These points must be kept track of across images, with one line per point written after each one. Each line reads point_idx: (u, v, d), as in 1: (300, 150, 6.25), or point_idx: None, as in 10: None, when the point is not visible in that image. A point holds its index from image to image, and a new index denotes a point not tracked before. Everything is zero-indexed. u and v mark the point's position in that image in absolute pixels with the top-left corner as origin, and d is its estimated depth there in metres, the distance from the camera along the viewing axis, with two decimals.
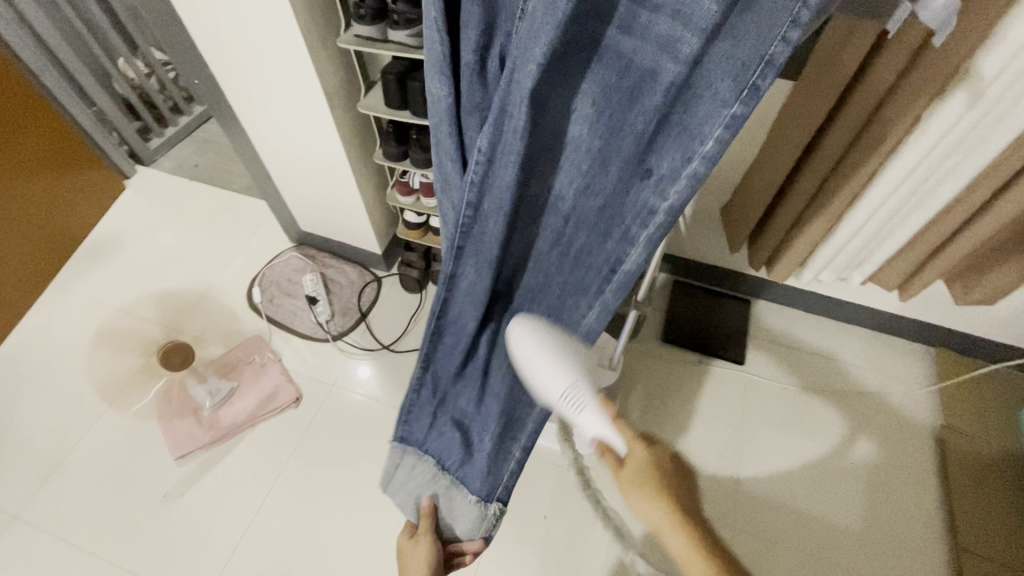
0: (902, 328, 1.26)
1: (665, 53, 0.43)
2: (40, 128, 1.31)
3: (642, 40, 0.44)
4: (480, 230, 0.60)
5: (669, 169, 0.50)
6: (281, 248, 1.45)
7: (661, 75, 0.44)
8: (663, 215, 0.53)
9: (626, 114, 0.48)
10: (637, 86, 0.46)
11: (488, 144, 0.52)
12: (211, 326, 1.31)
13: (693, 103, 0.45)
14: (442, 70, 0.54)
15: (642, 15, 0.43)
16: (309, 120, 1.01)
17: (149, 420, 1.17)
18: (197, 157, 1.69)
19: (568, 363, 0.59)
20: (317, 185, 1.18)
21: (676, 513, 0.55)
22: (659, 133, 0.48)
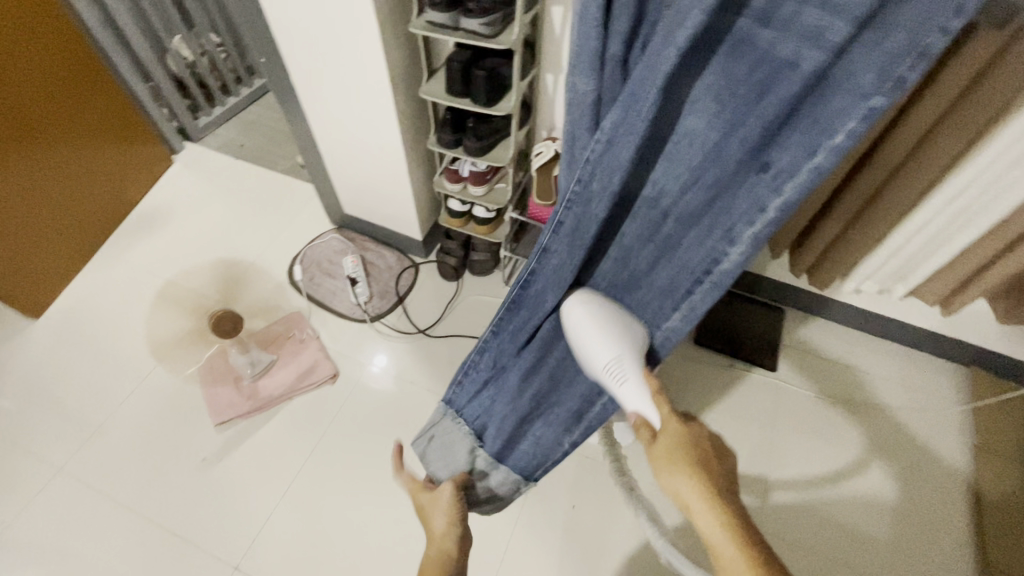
0: (937, 346, 1.25)
1: (807, 45, 0.45)
2: (101, 99, 1.37)
3: (784, 33, 0.45)
4: (584, 211, 0.62)
5: (789, 163, 0.51)
6: (322, 230, 1.48)
7: (801, 66, 0.46)
8: (775, 211, 0.54)
9: (751, 108, 0.50)
10: (770, 77, 0.48)
11: (613, 123, 0.54)
12: (253, 300, 1.34)
13: (826, 95, 0.47)
14: (584, 64, 0.54)
15: (787, 6, 0.44)
16: (369, 102, 1.03)
17: (191, 386, 1.20)
18: (243, 137, 1.72)
19: (614, 337, 0.65)
20: (367, 168, 1.21)
21: (707, 489, 0.54)
22: (786, 125, 0.50)
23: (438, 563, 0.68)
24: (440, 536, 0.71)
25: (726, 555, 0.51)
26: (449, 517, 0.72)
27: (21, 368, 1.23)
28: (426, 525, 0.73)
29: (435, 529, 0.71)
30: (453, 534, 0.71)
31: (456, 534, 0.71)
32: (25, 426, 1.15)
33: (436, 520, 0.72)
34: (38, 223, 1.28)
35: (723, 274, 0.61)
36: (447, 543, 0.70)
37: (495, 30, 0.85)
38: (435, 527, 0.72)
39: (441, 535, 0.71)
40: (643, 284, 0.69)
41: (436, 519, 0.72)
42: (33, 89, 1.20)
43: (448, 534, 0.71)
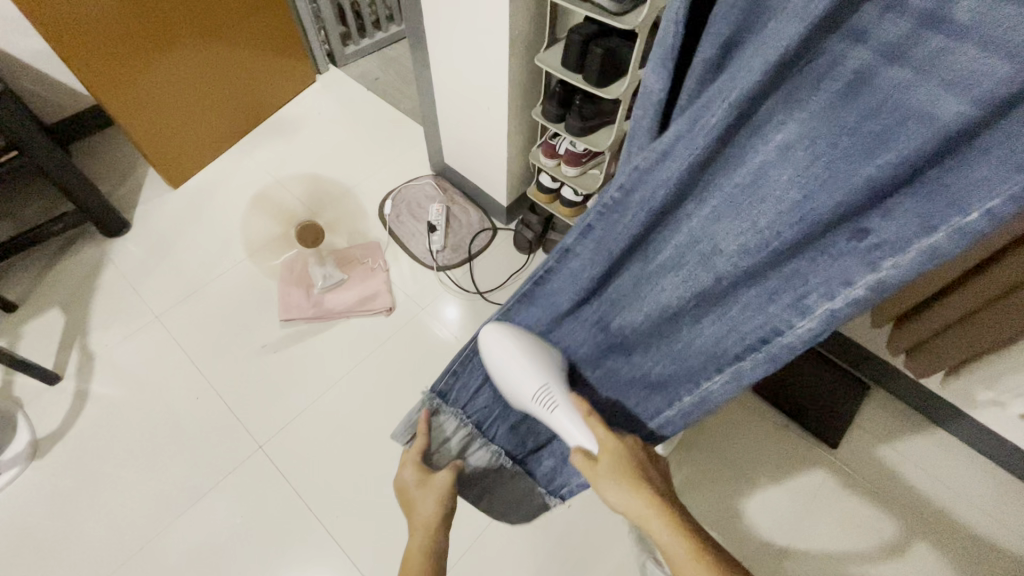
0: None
1: (948, 95, 0.34)
2: (272, 13, 1.55)
3: (921, 77, 0.35)
4: (616, 221, 0.58)
5: (894, 234, 0.41)
6: (421, 173, 1.55)
7: (941, 122, 0.35)
8: (863, 289, 0.45)
9: (855, 165, 0.40)
10: (888, 128, 0.38)
11: (673, 133, 0.48)
12: (343, 221, 1.45)
13: (967, 160, 0.36)
14: (664, 61, 0.48)
15: (930, 43, 0.34)
16: (486, 60, 1.04)
17: (272, 281, 1.34)
18: (379, 72, 1.83)
19: (538, 367, 0.73)
20: (472, 124, 1.24)
21: (655, 496, 0.55)
22: (901, 188, 0.40)
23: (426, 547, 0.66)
24: (425, 523, 0.69)
25: (674, 549, 0.51)
26: (437, 505, 0.71)
27: (152, 226, 1.44)
28: (412, 511, 0.71)
29: (421, 514, 0.70)
30: (440, 523, 0.70)
31: (443, 522, 0.70)
32: (142, 273, 1.35)
33: (424, 508, 0.71)
34: (195, 108, 1.48)
35: (786, 350, 0.54)
36: (434, 528, 0.69)
37: (622, 8, 0.81)
38: (422, 512, 0.70)
39: (427, 519, 0.69)
40: (687, 328, 0.63)
41: (424, 505, 0.72)
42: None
43: (434, 521, 0.69)
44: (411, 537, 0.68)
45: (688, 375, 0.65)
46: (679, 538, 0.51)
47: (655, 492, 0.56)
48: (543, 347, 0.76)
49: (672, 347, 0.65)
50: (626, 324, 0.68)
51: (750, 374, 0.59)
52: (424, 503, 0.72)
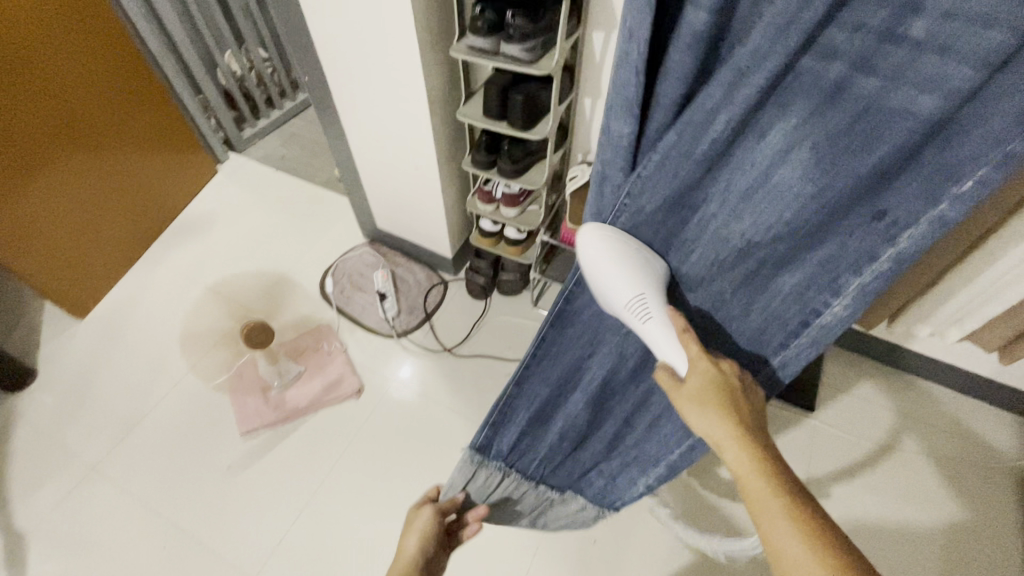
0: (991, 391, 1.17)
1: (925, 90, 0.41)
2: (158, 110, 1.46)
3: (894, 80, 0.42)
4: (634, 242, 0.59)
5: (904, 212, 0.47)
6: (355, 243, 1.50)
7: (922, 113, 0.42)
8: (887, 261, 0.50)
9: (857, 155, 0.47)
10: (879, 122, 0.44)
11: (671, 147, 0.52)
12: (285, 310, 1.37)
13: (951, 141, 0.42)
14: (624, 109, 0.52)
15: (896, 55, 0.41)
16: (407, 122, 1.05)
17: (221, 394, 1.22)
18: (283, 149, 1.78)
19: (635, 271, 0.57)
20: (401, 185, 1.22)
21: (738, 431, 0.52)
22: (900, 170, 0.46)
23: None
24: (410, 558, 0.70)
25: (765, 508, 0.47)
26: (420, 540, 0.72)
27: (64, 365, 1.28)
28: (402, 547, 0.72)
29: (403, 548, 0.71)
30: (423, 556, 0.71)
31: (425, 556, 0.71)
32: (64, 422, 1.19)
33: (411, 545, 0.72)
34: (89, 226, 1.35)
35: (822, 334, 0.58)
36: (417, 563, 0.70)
37: (535, 55, 0.85)
38: (409, 548, 0.71)
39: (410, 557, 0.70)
40: (721, 332, 0.64)
41: (410, 541, 0.72)
42: (91, 98, 1.28)
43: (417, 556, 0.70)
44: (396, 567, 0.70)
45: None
46: (767, 491, 0.48)
47: (740, 419, 0.53)
48: (640, 251, 0.59)
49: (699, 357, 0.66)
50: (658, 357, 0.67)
51: (791, 360, 0.61)
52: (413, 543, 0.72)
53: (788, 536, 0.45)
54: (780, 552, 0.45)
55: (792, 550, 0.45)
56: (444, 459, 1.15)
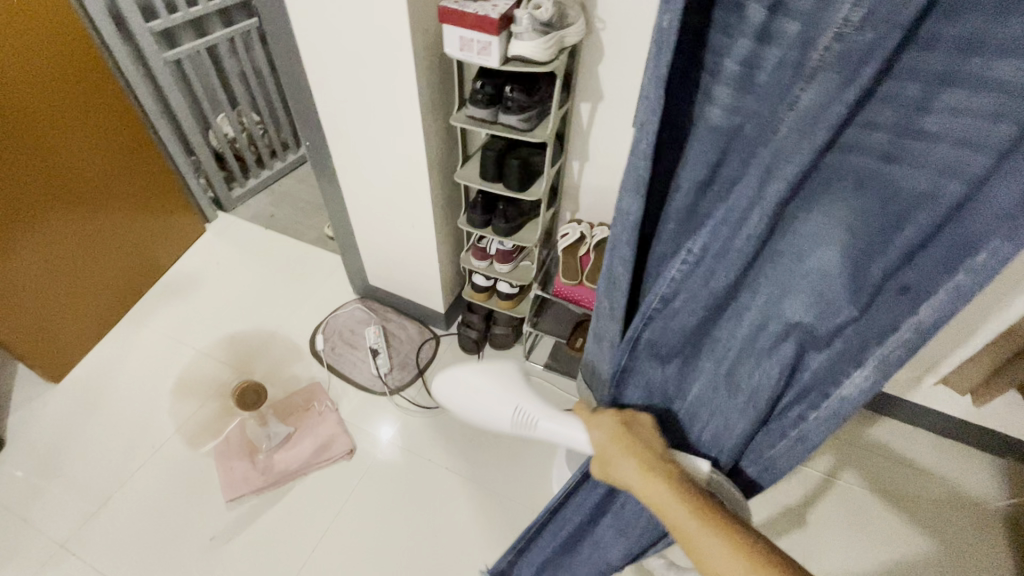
0: (968, 434, 1.21)
1: (943, 177, 0.43)
2: (150, 171, 1.48)
3: (916, 169, 0.45)
4: (670, 314, 0.65)
5: (922, 283, 0.47)
6: (346, 300, 1.50)
7: (938, 198, 0.44)
8: (907, 334, 0.49)
9: (886, 237, 0.48)
10: (905, 208, 0.46)
11: (701, 246, 0.60)
12: (273, 369, 1.34)
13: (964, 222, 0.43)
14: (633, 190, 0.57)
15: (915, 146, 0.45)
16: (406, 184, 1.09)
17: (206, 460, 1.17)
18: (272, 209, 1.80)
19: (498, 397, 0.77)
20: (397, 243, 1.26)
21: (649, 467, 0.60)
22: (923, 247, 0.46)
23: None
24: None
25: (699, 539, 0.53)
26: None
27: (35, 433, 1.22)
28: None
29: None
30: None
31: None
32: (33, 495, 1.12)
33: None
34: (73, 287, 1.32)
35: (848, 414, 0.56)
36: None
37: (530, 124, 0.91)
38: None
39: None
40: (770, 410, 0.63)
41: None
42: (87, 159, 1.29)
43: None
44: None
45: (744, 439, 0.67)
46: (702, 526, 0.53)
47: (648, 455, 0.61)
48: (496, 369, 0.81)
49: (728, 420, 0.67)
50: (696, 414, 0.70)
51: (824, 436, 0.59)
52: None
53: (716, 552, 0.51)
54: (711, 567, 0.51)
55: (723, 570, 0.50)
56: (440, 521, 1.11)
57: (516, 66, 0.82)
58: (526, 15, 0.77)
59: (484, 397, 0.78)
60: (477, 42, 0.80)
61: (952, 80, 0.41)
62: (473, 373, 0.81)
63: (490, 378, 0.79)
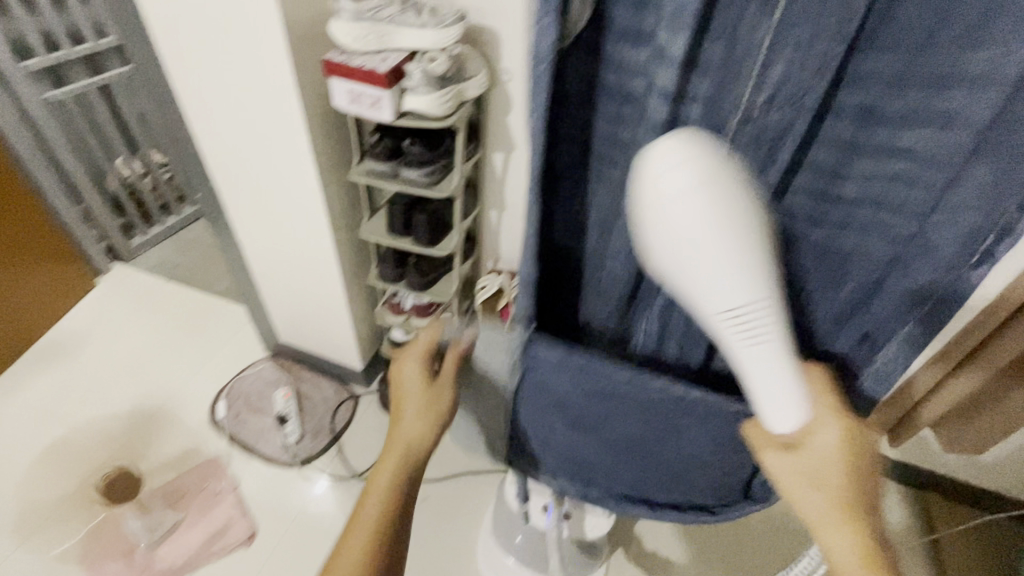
0: (892, 469, 1.21)
1: (904, 199, 0.50)
2: (27, 225, 1.32)
3: (872, 181, 0.52)
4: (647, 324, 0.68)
5: (893, 303, 0.53)
6: (255, 358, 1.37)
7: (899, 217, 0.51)
8: (880, 358, 0.56)
9: (852, 251, 0.55)
10: (869, 222, 0.53)
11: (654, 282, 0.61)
12: (165, 444, 1.20)
13: (928, 257, 0.49)
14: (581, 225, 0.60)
15: (868, 163, 0.51)
16: (309, 239, 1.01)
17: (75, 562, 1.03)
18: (178, 257, 1.65)
19: (744, 253, 0.39)
20: (306, 299, 1.16)
21: (854, 477, 0.44)
22: (888, 267, 0.53)
23: (391, 483, 0.54)
24: (383, 497, 0.54)
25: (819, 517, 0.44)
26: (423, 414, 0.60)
27: None
28: (361, 501, 0.54)
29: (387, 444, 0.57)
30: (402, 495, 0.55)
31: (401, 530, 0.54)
32: None
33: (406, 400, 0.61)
34: None
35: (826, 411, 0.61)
36: (395, 497, 0.54)
37: (435, 179, 0.86)
38: (401, 425, 0.59)
39: (407, 443, 0.57)
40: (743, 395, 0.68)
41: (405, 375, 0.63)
42: None
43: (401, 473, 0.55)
44: (335, 560, 0.51)
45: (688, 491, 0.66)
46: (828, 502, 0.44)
47: (861, 464, 0.45)
48: (752, 193, 0.40)
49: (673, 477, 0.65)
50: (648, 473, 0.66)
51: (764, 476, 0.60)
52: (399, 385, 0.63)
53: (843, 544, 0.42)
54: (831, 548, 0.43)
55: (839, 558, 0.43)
56: None
57: (411, 120, 0.78)
58: (418, 68, 0.73)
59: (698, 249, 0.38)
60: (368, 96, 0.74)
61: (908, 97, 0.47)
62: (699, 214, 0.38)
63: (725, 199, 0.37)
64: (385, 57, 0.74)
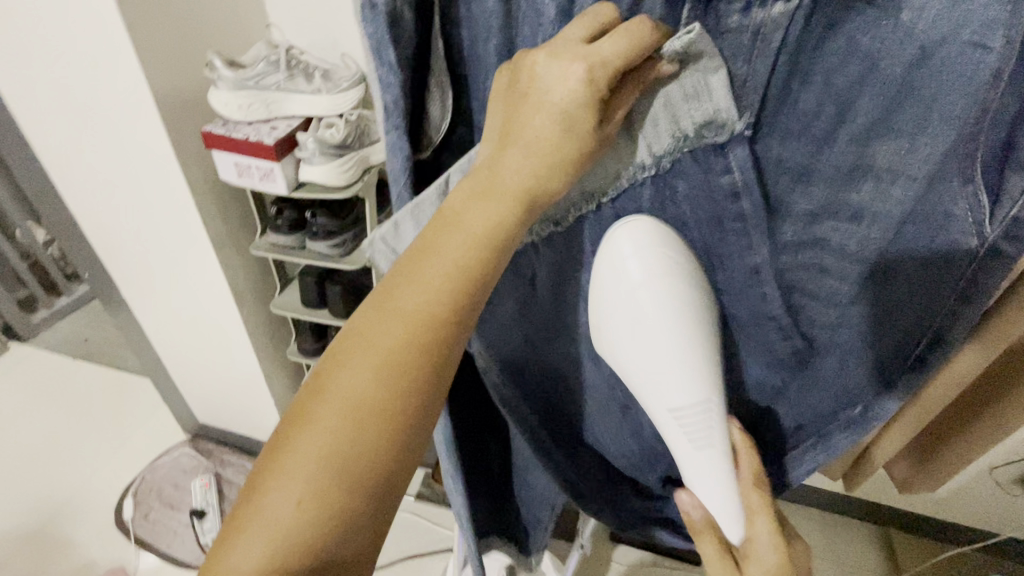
0: (859, 508, 1.15)
1: (862, 230, 0.37)
2: None
3: (816, 219, 0.38)
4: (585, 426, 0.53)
5: (862, 361, 0.41)
6: (171, 442, 1.24)
7: (862, 250, 0.38)
8: (858, 417, 0.43)
9: (809, 304, 0.41)
10: (829, 277, 0.40)
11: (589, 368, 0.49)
12: (60, 556, 1.05)
13: (906, 286, 0.38)
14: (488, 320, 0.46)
15: (824, 202, 0.37)
16: (214, 318, 0.91)
17: None
18: (88, 330, 1.50)
19: None
20: (220, 379, 1.05)
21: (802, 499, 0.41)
22: (859, 321, 0.40)
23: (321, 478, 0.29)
24: (393, 361, 0.30)
25: (750, 505, 0.40)
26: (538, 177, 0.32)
27: None
28: (344, 348, 0.31)
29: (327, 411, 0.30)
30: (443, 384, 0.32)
31: (413, 440, 0.31)
32: None
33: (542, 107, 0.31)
34: None
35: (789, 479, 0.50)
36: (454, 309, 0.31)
37: (345, 249, 0.79)
38: (505, 167, 0.31)
39: (448, 277, 0.31)
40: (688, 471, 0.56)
41: (540, 67, 0.30)
42: None
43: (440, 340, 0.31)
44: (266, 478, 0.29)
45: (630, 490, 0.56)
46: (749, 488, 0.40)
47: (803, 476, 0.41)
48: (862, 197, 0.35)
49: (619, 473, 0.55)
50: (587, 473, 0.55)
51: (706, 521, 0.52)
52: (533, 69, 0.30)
53: (766, 541, 0.38)
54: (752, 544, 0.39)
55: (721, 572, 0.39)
56: None
57: (312, 191, 0.71)
58: (311, 137, 0.66)
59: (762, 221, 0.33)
60: (256, 168, 0.67)
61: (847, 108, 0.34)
62: (672, 273, 0.37)
63: None
64: (275, 126, 0.67)
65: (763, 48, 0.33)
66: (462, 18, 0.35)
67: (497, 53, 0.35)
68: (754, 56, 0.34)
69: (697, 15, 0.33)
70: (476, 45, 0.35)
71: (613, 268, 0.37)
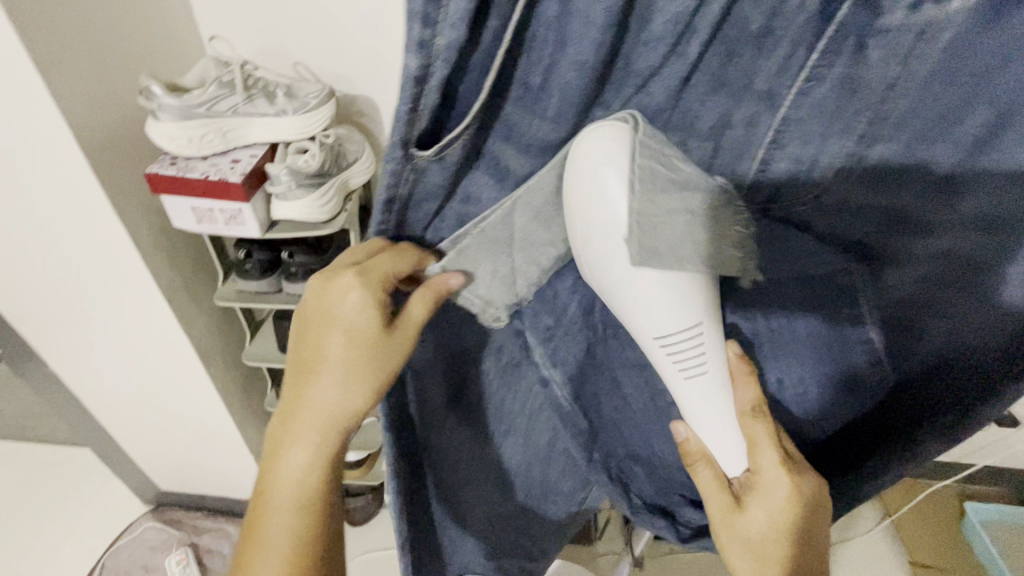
0: None
1: (983, 231, 0.34)
2: None
3: (939, 226, 0.35)
4: (623, 428, 0.49)
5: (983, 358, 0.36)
6: (131, 517, 1.08)
7: (985, 250, 0.34)
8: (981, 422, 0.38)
9: (921, 312, 0.38)
10: (940, 279, 0.36)
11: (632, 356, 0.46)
12: None
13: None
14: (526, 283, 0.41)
15: (950, 207, 0.34)
16: (171, 379, 0.78)
17: None
18: None
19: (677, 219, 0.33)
20: (183, 441, 0.92)
21: (791, 514, 0.38)
22: (980, 321, 0.36)
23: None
24: (288, 547, 0.41)
25: (754, 438, 0.39)
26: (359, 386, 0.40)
27: None
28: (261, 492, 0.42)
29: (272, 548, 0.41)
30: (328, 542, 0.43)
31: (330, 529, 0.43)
32: None
33: (336, 321, 0.40)
34: None
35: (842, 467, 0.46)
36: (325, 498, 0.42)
37: None
38: (315, 385, 0.40)
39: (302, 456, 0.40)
40: None
41: (315, 287, 0.41)
42: None
43: (311, 509, 0.41)
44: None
45: (669, 513, 0.52)
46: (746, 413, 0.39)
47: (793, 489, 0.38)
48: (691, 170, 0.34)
49: (660, 495, 0.52)
50: (632, 497, 0.51)
51: None
52: (326, 292, 0.40)
53: (771, 473, 0.38)
54: (754, 476, 0.39)
55: (716, 499, 0.40)
56: None
57: (289, 229, 0.61)
58: (283, 169, 0.56)
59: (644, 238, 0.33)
60: (219, 211, 0.57)
61: (994, 92, 0.30)
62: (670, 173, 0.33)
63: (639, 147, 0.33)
64: (237, 158, 0.57)
65: (925, 47, 0.30)
66: (547, 17, 0.29)
67: (592, 56, 0.30)
68: (911, 58, 0.31)
69: (855, 11, 0.31)
70: (562, 49, 0.30)
71: (587, 173, 0.32)
